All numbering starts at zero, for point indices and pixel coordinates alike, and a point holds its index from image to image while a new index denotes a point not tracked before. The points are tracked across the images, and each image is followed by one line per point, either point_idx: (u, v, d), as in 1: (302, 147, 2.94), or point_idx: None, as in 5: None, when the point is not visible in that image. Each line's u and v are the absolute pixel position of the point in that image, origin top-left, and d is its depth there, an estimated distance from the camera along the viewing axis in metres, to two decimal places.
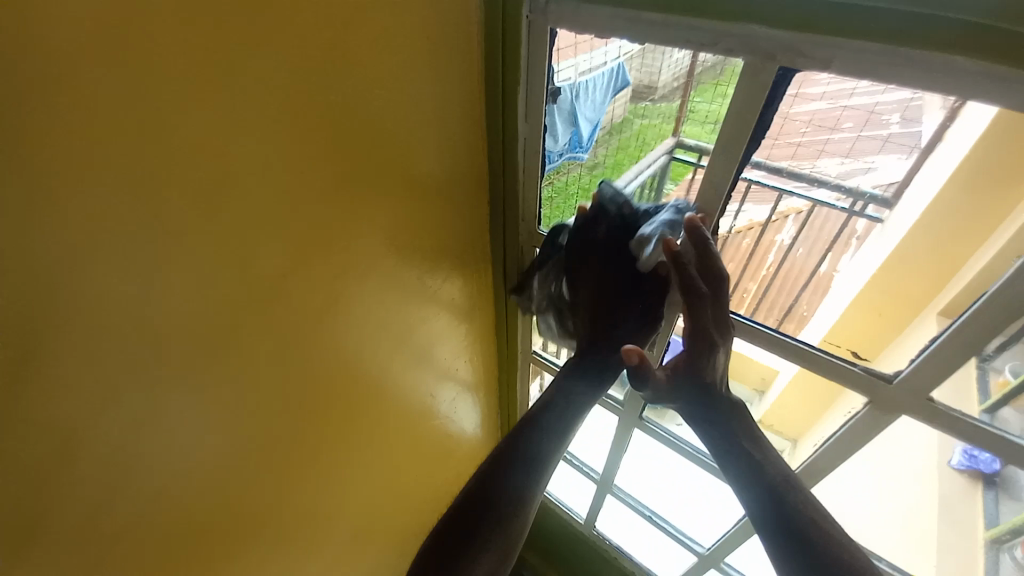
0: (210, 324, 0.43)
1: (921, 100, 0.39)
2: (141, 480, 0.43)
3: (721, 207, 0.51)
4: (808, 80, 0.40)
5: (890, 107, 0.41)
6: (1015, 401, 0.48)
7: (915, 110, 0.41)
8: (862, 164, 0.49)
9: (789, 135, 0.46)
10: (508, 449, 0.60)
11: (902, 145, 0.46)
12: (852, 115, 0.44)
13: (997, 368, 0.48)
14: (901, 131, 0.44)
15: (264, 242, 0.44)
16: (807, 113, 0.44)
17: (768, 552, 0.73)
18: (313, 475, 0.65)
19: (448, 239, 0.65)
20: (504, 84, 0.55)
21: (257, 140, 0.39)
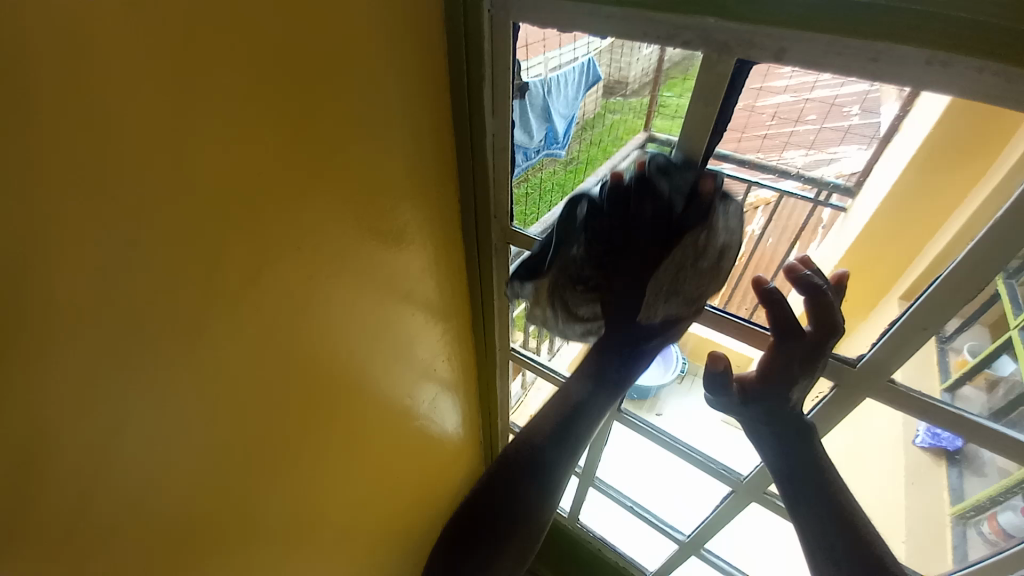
0: (171, 337, 0.41)
1: (878, 92, 0.40)
2: (94, 504, 0.41)
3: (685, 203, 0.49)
4: (773, 73, 0.41)
5: (849, 99, 0.42)
6: (974, 380, 0.52)
7: (875, 100, 0.42)
8: (827, 156, 0.48)
9: (755, 126, 0.46)
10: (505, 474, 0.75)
11: (864, 136, 0.46)
12: (815, 107, 0.44)
13: (956, 349, 0.52)
14: (863, 122, 0.45)
15: (220, 249, 0.42)
16: (772, 105, 0.44)
17: (745, 538, 0.75)
18: (286, 484, 0.63)
19: (420, 237, 0.64)
20: (468, 80, 0.54)
21: (214, 143, 0.37)
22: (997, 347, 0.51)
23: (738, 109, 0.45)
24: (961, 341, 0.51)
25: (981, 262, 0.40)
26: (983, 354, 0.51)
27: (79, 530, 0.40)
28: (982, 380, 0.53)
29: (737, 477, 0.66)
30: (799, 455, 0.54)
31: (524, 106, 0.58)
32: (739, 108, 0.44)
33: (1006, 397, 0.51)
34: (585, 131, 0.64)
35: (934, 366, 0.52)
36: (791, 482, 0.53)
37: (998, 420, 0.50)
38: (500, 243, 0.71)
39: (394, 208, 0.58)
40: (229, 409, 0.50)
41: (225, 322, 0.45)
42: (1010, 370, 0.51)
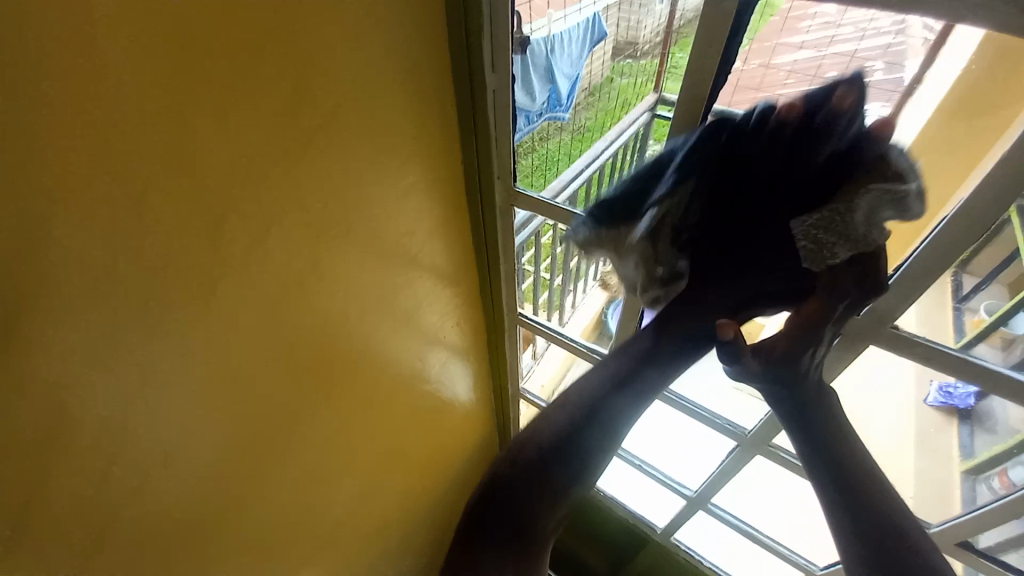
0: (188, 292, 0.42)
1: (902, 39, 0.37)
2: (127, 455, 0.43)
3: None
4: (793, 24, 0.41)
5: (872, 50, 0.38)
6: (988, 339, 0.51)
7: (898, 53, 0.38)
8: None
9: (771, 85, 0.44)
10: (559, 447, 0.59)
11: (884, 91, 0.39)
12: (835, 63, 0.41)
13: (972, 308, 0.51)
14: (884, 78, 0.39)
15: (229, 214, 0.43)
16: (790, 62, 0.42)
17: (751, 492, 0.77)
18: (304, 444, 0.66)
19: (425, 201, 0.65)
20: (467, 36, 0.53)
21: (218, 97, 0.37)
22: (1017, 304, 0.49)
23: (754, 66, 0.44)
24: (977, 301, 0.50)
25: (985, 203, 0.40)
26: (1000, 313, 0.50)
27: (113, 474, 0.43)
28: (998, 340, 0.51)
29: (742, 432, 0.67)
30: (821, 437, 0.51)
31: (526, 64, 0.57)
32: (754, 66, 0.44)
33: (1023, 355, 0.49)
34: (592, 98, 0.64)
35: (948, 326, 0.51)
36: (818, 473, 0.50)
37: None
38: (504, 205, 0.71)
39: (397, 169, 0.58)
40: (247, 369, 0.52)
41: (240, 280, 0.46)
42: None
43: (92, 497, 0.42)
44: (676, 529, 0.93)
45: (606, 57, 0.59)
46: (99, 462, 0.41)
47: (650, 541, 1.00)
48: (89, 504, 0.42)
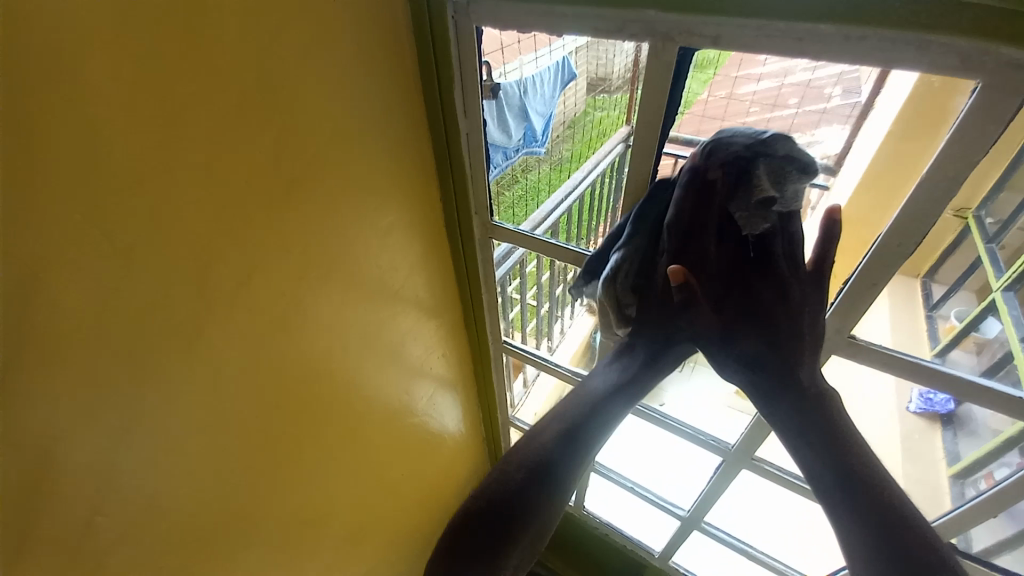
0: (175, 338, 0.44)
1: (857, 71, 0.40)
2: (113, 507, 0.43)
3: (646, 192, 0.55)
4: (750, 59, 0.43)
5: (828, 79, 0.42)
6: (961, 344, 0.55)
7: (853, 80, 0.41)
8: (807, 138, 0.46)
9: (736, 114, 0.48)
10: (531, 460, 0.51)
11: (841, 114, 0.44)
12: (793, 91, 0.44)
13: (944, 315, 0.55)
14: (843, 102, 0.43)
15: (216, 262, 0.45)
16: (751, 92, 0.46)
17: (744, 508, 0.77)
18: (291, 485, 0.66)
19: (406, 239, 0.67)
20: (439, 83, 0.57)
21: (204, 150, 0.40)
22: (984, 308, 0.53)
23: (718, 97, 0.47)
24: (948, 307, 0.55)
25: (914, 217, 0.43)
26: (970, 318, 0.54)
27: (101, 523, 0.43)
28: (972, 344, 0.54)
29: (726, 446, 0.69)
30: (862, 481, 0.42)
31: (499, 106, 0.61)
32: (719, 96, 0.47)
33: (992, 357, 0.52)
34: (571, 129, 0.67)
35: (924, 331, 0.54)
36: (874, 544, 0.41)
37: (991, 376, 0.51)
38: (482, 237, 0.73)
39: (377, 209, 0.61)
40: (235, 411, 0.53)
41: (225, 321, 0.48)
42: (996, 332, 0.52)
43: (78, 548, 0.42)
44: (674, 552, 0.93)
45: (580, 92, 0.61)
46: (86, 512, 0.41)
47: (650, 567, 0.98)
48: (75, 556, 0.42)
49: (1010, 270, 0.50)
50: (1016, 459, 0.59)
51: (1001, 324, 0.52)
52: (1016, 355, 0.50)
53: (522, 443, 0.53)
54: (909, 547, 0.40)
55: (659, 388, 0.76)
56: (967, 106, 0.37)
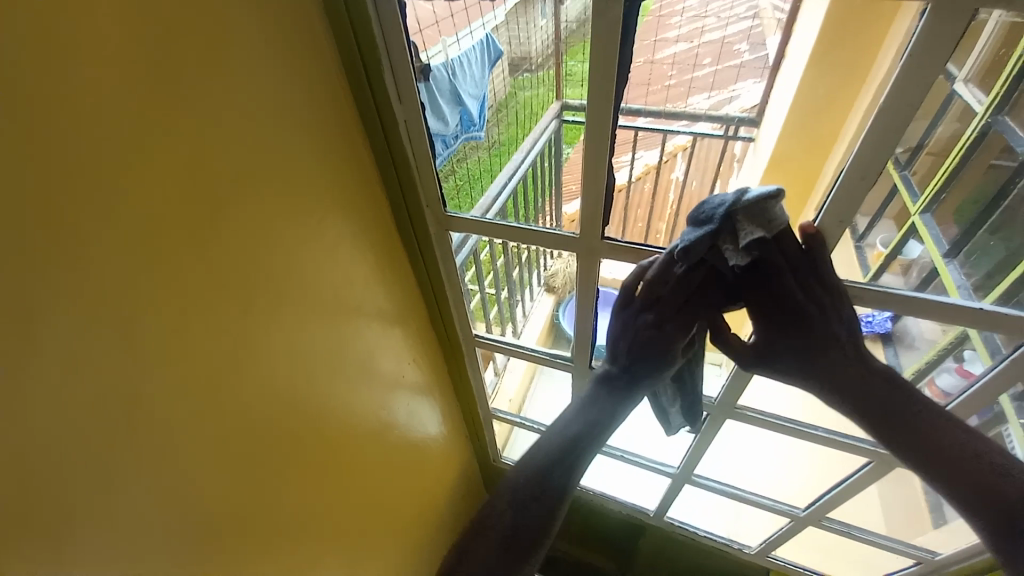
0: (106, 399, 0.38)
1: (760, 24, 0.51)
2: None
3: (607, 160, 0.53)
4: (664, 23, 0.47)
5: (738, 35, 0.51)
6: (889, 269, 0.57)
7: (756, 34, 0.52)
8: (728, 94, 0.56)
9: (660, 77, 0.51)
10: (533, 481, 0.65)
11: (756, 68, 0.55)
12: (708, 51, 0.52)
13: (871, 243, 0.57)
14: (753, 57, 0.54)
15: (141, 305, 0.39)
16: (671, 55, 0.50)
17: (728, 454, 0.81)
18: (278, 527, 0.61)
19: (357, 245, 0.62)
20: (365, 69, 0.52)
21: (100, 178, 0.34)
22: (905, 233, 0.57)
23: (641, 64, 0.48)
24: (874, 235, 0.57)
25: (873, 152, 0.44)
26: (894, 243, 0.57)
27: None
28: (898, 266, 0.58)
29: (711, 401, 0.70)
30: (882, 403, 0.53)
31: (431, 93, 0.56)
32: (642, 62, 0.48)
33: (919, 276, 0.56)
34: (501, 113, 0.62)
35: (855, 261, 0.56)
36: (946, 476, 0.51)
37: (926, 289, 0.55)
38: (439, 231, 0.69)
39: (320, 213, 0.55)
40: (196, 466, 0.47)
41: (166, 364, 0.42)
42: (918, 252, 0.57)
43: None
44: (669, 507, 0.96)
45: (505, 75, 0.59)
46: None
47: (647, 526, 1.02)
48: None
49: (925, 192, 0.54)
50: (952, 365, 0.64)
51: (922, 243, 0.57)
52: (941, 270, 0.56)
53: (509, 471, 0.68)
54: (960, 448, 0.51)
55: None
56: (919, 29, 0.38)
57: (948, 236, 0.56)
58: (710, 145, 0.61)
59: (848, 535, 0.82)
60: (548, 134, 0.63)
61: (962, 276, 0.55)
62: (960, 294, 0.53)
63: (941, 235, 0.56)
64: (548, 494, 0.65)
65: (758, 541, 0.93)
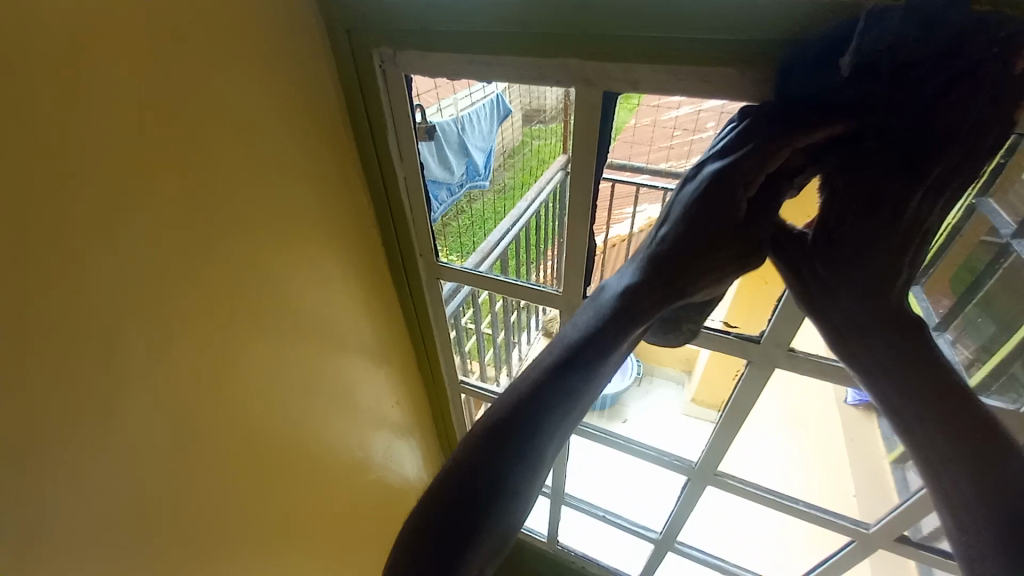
0: (86, 431, 0.40)
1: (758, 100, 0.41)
2: None
3: (588, 228, 0.56)
4: (665, 92, 0.44)
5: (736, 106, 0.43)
6: None
7: None
8: None
9: (661, 138, 0.50)
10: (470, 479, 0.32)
11: None
12: (710, 115, 0.45)
13: None
14: None
15: (131, 341, 0.41)
16: (672, 118, 0.48)
17: (711, 522, 0.78)
18: (243, 569, 0.60)
19: (347, 288, 0.65)
20: (370, 129, 0.57)
21: (110, 226, 0.38)
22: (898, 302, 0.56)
23: (645, 123, 0.49)
24: None
25: None
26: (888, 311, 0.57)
27: None
28: None
29: (691, 464, 0.70)
30: (893, 355, 0.35)
31: (438, 144, 0.60)
32: (645, 123, 0.49)
33: None
34: (511, 159, 0.64)
35: None
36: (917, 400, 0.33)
37: None
38: (429, 278, 0.72)
39: (311, 257, 0.58)
40: (165, 501, 0.48)
41: (140, 401, 0.43)
42: None
43: None
44: (652, 575, 0.92)
45: (516, 125, 0.58)
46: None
47: None
48: None
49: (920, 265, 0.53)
50: None
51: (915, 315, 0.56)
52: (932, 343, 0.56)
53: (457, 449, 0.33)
54: None
55: (623, 405, 0.76)
56: None
57: (941, 307, 0.55)
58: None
59: None
60: (553, 184, 0.62)
61: (953, 350, 0.55)
62: None
63: (932, 307, 0.55)
64: (512, 454, 0.32)
65: None
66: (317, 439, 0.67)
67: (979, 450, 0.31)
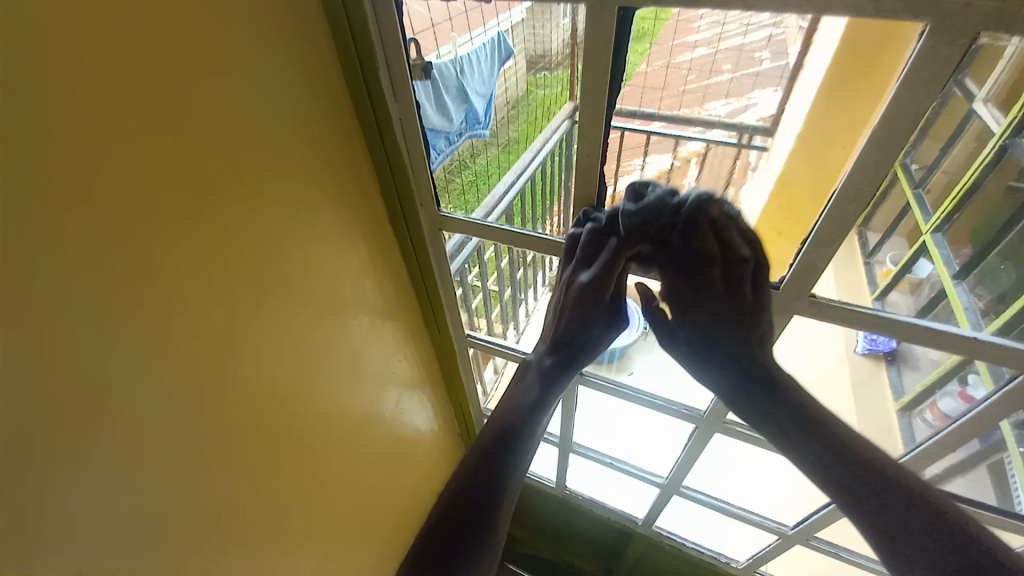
0: (93, 383, 0.39)
1: (782, 32, 0.42)
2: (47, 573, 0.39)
3: (597, 170, 0.54)
4: (684, 27, 0.44)
5: (758, 42, 0.44)
6: (895, 289, 0.57)
7: (780, 42, 0.43)
8: (744, 102, 0.49)
9: (675, 83, 0.49)
10: (470, 484, 0.58)
11: (775, 76, 0.46)
12: (727, 56, 0.46)
13: (880, 261, 0.57)
14: (772, 65, 0.45)
15: (129, 292, 0.39)
16: (687, 61, 0.47)
17: (716, 467, 0.80)
18: (261, 514, 0.62)
19: (348, 240, 0.63)
20: (360, 64, 0.52)
21: (90, 167, 0.35)
22: (915, 252, 0.56)
23: (656, 68, 0.48)
24: (884, 253, 0.57)
25: (864, 174, 0.43)
26: (903, 261, 0.57)
27: None
28: (906, 285, 0.58)
29: (700, 414, 0.69)
30: (826, 453, 0.50)
31: (436, 87, 0.56)
32: (657, 67, 0.47)
33: (929, 295, 0.55)
34: (515, 110, 0.61)
35: (863, 280, 0.56)
36: (856, 491, 0.48)
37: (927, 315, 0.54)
38: (432, 229, 0.69)
39: (309, 213, 0.55)
40: (180, 452, 0.48)
41: (145, 353, 0.42)
42: (927, 272, 0.56)
43: None
44: (657, 517, 0.96)
45: (521, 71, 0.57)
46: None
47: (635, 534, 1.02)
48: None
49: (939, 212, 0.52)
50: (956, 388, 0.60)
51: (932, 263, 0.55)
52: (948, 292, 0.54)
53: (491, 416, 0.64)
54: (930, 537, 0.44)
55: (629, 359, 0.78)
56: (917, 50, 0.36)
57: (961, 258, 0.53)
58: (723, 153, 0.54)
59: (836, 557, 0.81)
60: (560, 134, 0.60)
61: (970, 298, 0.53)
62: (968, 324, 0.52)
63: (951, 256, 0.54)
64: (508, 460, 0.59)
65: (746, 556, 0.92)
66: (326, 393, 0.67)
67: (882, 512, 0.46)
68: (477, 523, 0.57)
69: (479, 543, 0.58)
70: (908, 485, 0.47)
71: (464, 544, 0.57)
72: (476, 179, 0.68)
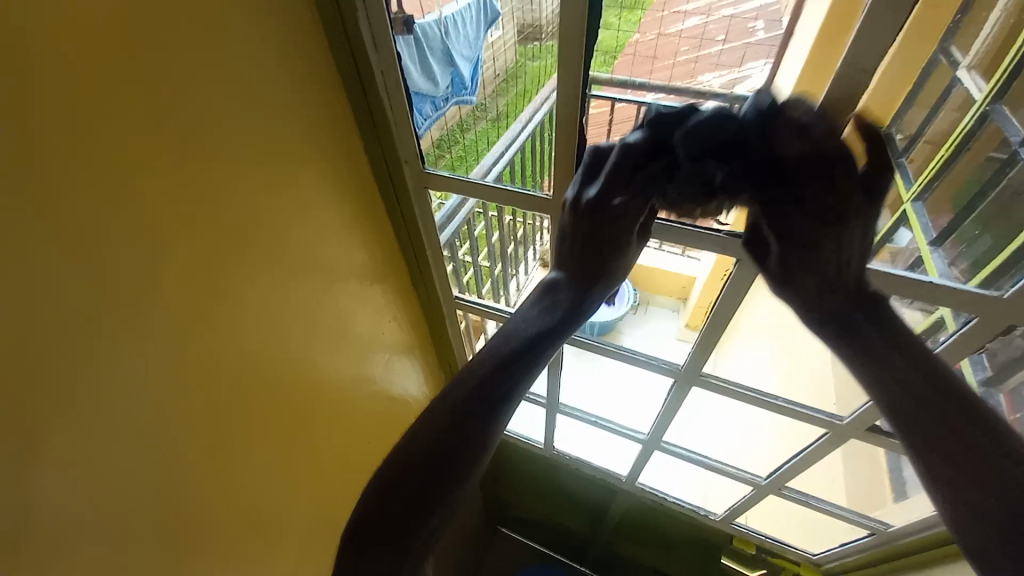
0: (83, 329, 0.40)
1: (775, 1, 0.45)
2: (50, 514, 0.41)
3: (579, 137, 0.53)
4: None
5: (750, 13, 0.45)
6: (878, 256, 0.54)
7: (773, 13, 0.44)
8: (738, 72, 0.47)
9: (667, 55, 0.48)
10: (420, 453, 0.41)
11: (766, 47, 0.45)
12: (718, 26, 0.46)
13: None
14: (767, 35, 0.45)
15: (115, 242, 0.40)
16: (679, 30, 0.47)
17: (697, 423, 0.83)
18: (255, 466, 0.64)
19: (333, 200, 0.63)
20: (339, 10, 0.51)
21: (71, 111, 0.35)
22: (897, 220, 0.55)
23: (649, 37, 0.48)
24: None
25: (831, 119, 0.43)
26: (885, 230, 0.55)
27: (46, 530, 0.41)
28: (886, 253, 0.55)
29: (678, 367, 0.72)
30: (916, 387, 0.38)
31: (418, 46, 0.56)
32: (649, 37, 0.48)
33: (907, 262, 0.54)
34: (505, 84, 0.61)
35: None
36: (939, 444, 0.36)
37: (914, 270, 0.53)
38: (417, 189, 0.69)
39: (292, 167, 0.55)
40: (172, 403, 0.49)
41: (133, 303, 0.43)
42: (907, 241, 0.55)
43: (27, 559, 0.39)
44: (640, 472, 1.00)
45: (509, 41, 0.57)
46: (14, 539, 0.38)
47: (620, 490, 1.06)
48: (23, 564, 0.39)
49: (920, 180, 0.54)
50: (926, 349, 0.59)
51: (912, 231, 0.55)
52: (925, 258, 0.53)
53: (458, 374, 0.45)
54: (945, 419, 0.36)
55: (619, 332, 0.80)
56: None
57: (938, 225, 0.54)
58: None
59: (807, 504, 0.85)
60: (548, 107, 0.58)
61: (947, 266, 0.53)
62: (938, 273, 0.52)
63: (931, 223, 0.54)
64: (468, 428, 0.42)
65: (724, 508, 0.97)
66: (316, 351, 0.68)
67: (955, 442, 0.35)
68: (434, 491, 0.41)
69: (434, 506, 0.41)
70: (1000, 435, 0.35)
71: (408, 520, 0.40)
72: (466, 152, 0.67)
